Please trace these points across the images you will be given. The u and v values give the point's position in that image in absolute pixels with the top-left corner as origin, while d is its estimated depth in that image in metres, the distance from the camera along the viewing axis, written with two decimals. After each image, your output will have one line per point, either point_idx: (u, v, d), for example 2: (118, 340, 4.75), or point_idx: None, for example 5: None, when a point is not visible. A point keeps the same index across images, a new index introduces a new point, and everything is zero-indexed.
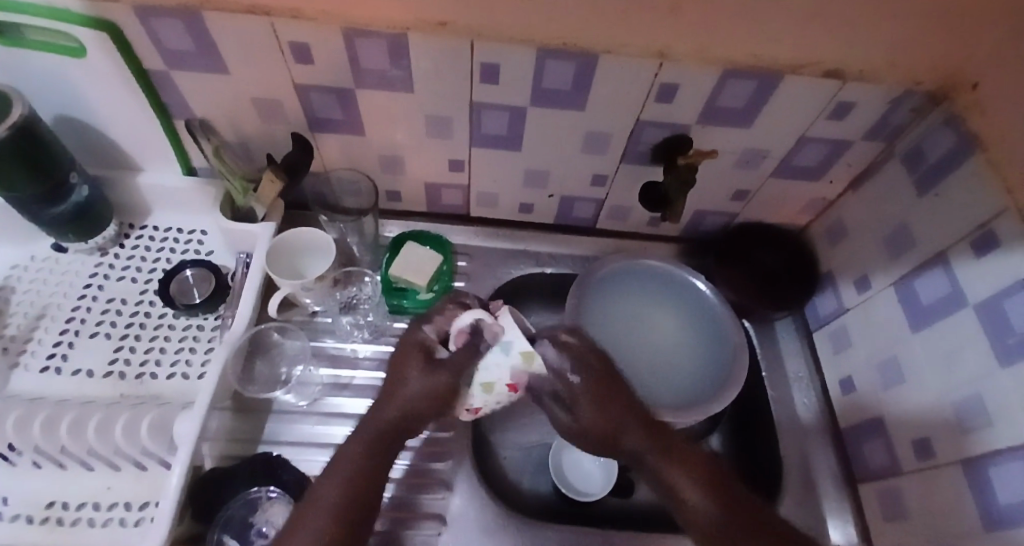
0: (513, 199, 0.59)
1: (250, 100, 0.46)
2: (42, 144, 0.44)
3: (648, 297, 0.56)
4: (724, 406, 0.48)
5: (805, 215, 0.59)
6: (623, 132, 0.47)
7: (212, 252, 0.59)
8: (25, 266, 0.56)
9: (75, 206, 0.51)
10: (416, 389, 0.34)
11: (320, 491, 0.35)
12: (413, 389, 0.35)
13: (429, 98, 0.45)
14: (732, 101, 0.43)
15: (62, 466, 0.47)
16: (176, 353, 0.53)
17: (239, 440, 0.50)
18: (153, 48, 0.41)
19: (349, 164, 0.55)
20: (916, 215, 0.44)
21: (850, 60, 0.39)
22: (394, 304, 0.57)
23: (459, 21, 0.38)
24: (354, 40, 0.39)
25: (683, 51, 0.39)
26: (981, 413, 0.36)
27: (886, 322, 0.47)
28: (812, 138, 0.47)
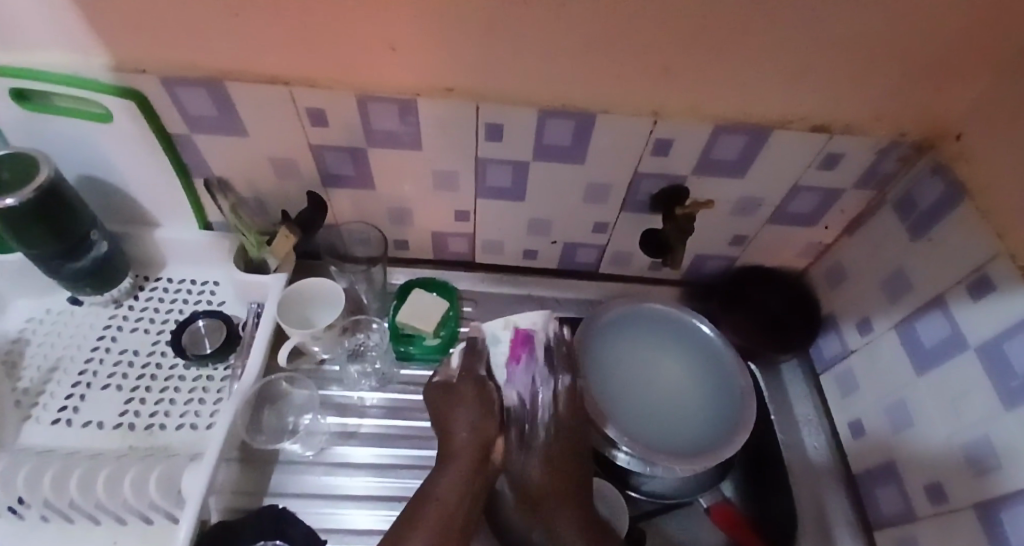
0: (517, 246, 0.60)
1: (268, 159, 0.49)
2: (64, 203, 0.46)
3: (665, 342, 0.56)
4: (735, 450, 0.47)
5: (804, 258, 0.60)
6: (623, 182, 0.49)
7: (223, 303, 0.60)
8: (40, 319, 0.58)
9: (93, 261, 0.53)
10: (466, 411, 0.47)
11: (421, 504, 0.42)
12: (463, 412, 0.47)
13: (436, 155, 0.47)
14: (725, 153, 0.45)
15: (70, 521, 0.47)
16: (185, 404, 0.53)
17: (246, 492, 0.50)
18: (178, 114, 0.44)
19: (360, 217, 0.57)
20: (911, 258, 0.45)
21: (833, 114, 0.41)
22: (402, 350, 0.58)
23: (464, 87, 0.40)
24: (367, 105, 0.42)
25: (675, 110, 0.41)
26: (989, 456, 0.36)
27: (891, 363, 0.47)
28: (805, 186, 0.49)
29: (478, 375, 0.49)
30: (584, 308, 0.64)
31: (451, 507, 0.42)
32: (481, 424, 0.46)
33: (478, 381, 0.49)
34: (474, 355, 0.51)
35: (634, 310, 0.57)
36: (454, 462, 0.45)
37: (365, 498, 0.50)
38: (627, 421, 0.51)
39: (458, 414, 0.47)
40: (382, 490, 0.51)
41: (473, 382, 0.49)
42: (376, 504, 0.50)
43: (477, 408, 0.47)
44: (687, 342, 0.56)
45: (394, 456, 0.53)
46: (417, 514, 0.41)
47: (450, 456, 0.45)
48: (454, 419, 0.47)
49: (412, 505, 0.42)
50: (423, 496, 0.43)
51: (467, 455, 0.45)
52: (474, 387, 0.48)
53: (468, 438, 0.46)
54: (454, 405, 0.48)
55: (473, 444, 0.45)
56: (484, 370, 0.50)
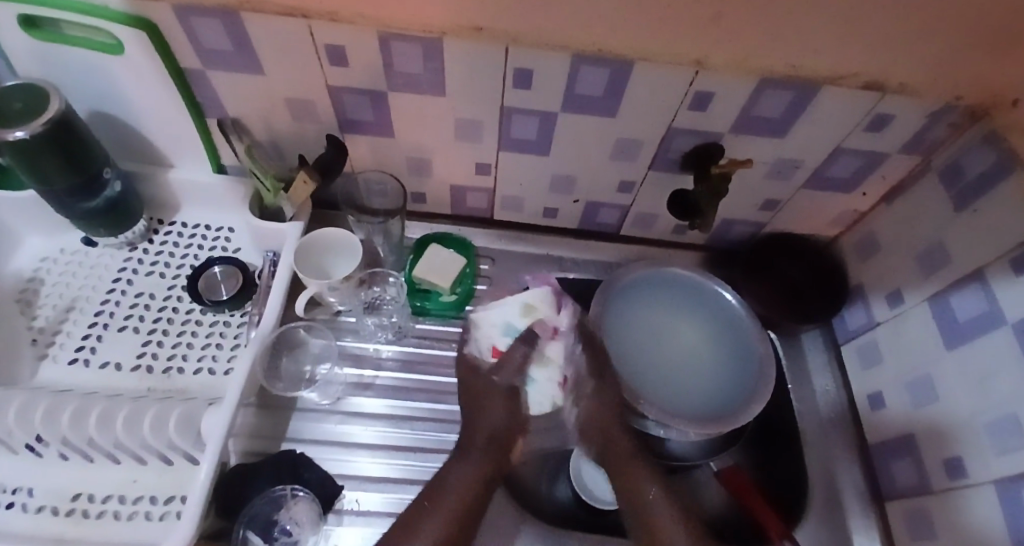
0: (538, 204, 0.59)
1: (284, 100, 0.47)
2: (76, 139, 0.45)
3: (694, 312, 0.55)
4: (748, 419, 0.47)
5: (835, 226, 0.58)
6: (654, 139, 0.47)
7: (239, 250, 0.59)
8: (54, 258, 0.57)
9: (107, 201, 0.52)
10: (495, 413, 0.49)
11: (439, 485, 0.44)
12: (493, 413, 0.49)
13: (459, 102, 0.45)
14: (767, 111, 0.43)
15: (90, 459, 0.48)
16: (203, 349, 0.53)
17: (262, 437, 0.51)
18: (191, 48, 0.42)
19: (378, 166, 0.55)
20: (953, 231, 0.43)
21: (891, 72, 0.38)
22: (417, 305, 0.58)
23: (494, 27, 0.38)
24: (390, 43, 0.39)
25: (720, 61, 0.39)
26: (1015, 435, 0.35)
27: (919, 338, 0.46)
28: (846, 150, 0.46)
29: (511, 383, 0.52)
30: (602, 269, 0.63)
31: (469, 492, 0.44)
32: (503, 424, 0.49)
33: (506, 392, 0.52)
34: (515, 355, 0.53)
35: (656, 274, 0.56)
36: (474, 451, 0.47)
37: (379, 446, 0.51)
38: (652, 391, 0.51)
39: (486, 411, 0.49)
40: (396, 440, 0.51)
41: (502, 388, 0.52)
42: (389, 454, 0.50)
43: (502, 409, 0.50)
44: (715, 314, 0.55)
45: (409, 408, 0.53)
46: (436, 492, 0.44)
47: (468, 445, 0.47)
48: (483, 413, 0.49)
49: (430, 486, 0.45)
50: (441, 476, 0.45)
51: (488, 449, 0.47)
52: (498, 396, 0.51)
53: (488, 434, 0.48)
54: (482, 409, 0.50)
55: (494, 439, 0.48)
56: (518, 379, 0.53)
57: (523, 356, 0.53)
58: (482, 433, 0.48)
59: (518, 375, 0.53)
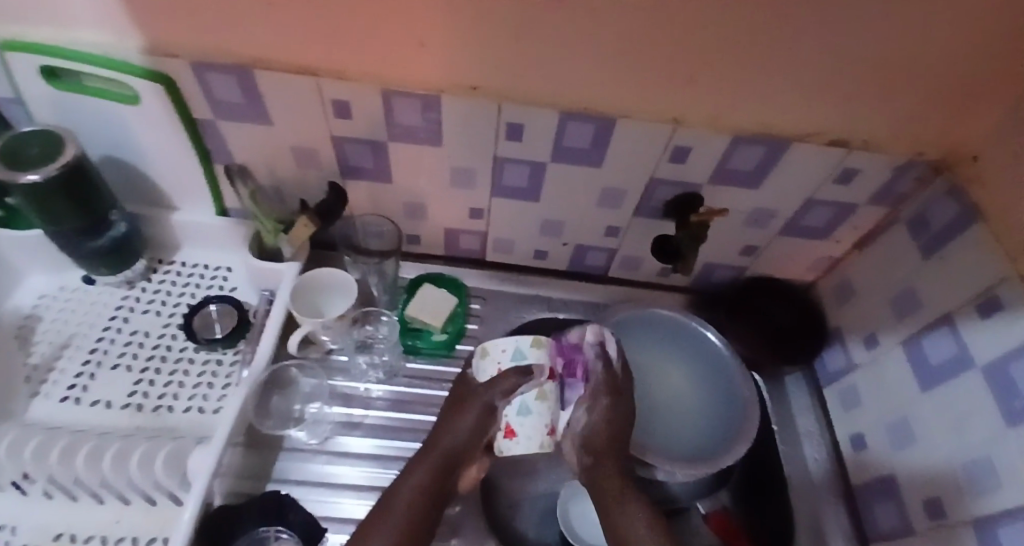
0: (529, 247, 0.61)
1: (289, 148, 0.49)
2: (87, 182, 0.47)
3: (678, 355, 0.57)
4: (733, 461, 0.47)
5: (812, 272, 0.60)
6: (639, 188, 0.50)
7: (235, 289, 0.60)
8: (53, 296, 0.58)
9: (112, 241, 0.53)
10: (467, 424, 0.44)
11: (391, 499, 0.41)
12: (464, 424, 0.44)
13: (455, 152, 0.48)
14: (741, 164, 0.46)
15: (74, 498, 0.47)
16: (194, 387, 0.53)
17: (249, 477, 0.50)
18: (204, 100, 0.44)
19: (375, 210, 0.57)
20: (921, 277, 0.45)
21: (852, 130, 0.42)
22: (409, 344, 0.58)
23: (490, 86, 0.41)
24: (392, 99, 0.42)
25: (695, 119, 0.42)
26: (989, 474, 0.36)
27: (895, 378, 0.48)
28: (818, 200, 0.49)
29: (490, 403, 0.42)
30: (590, 310, 0.65)
31: (417, 507, 0.41)
32: (470, 437, 0.44)
33: (481, 410, 0.43)
34: (507, 376, 0.42)
35: (642, 313, 0.57)
36: (427, 464, 0.44)
37: (364, 487, 0.50)
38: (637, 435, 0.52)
39: (457, 422, 0.44)
40: (381, 481, 0.51)
41: (480, 404, 0.43)
42: (375, 494, 0.50)
43: (470, 425, 0.44)
44: (702, 355, 0.56)
45: (396, 448, 0.53)
46: (383, 510, 0.40)
47: (423, 456, 0.44)
48: (454, 421, 0.44)
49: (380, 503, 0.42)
50: (390, 492, 0.42)
51: (450, 458, 0.44)
52: (475, 414, 0.43)
53: (451, 444, 0.44)
54: (453, 416, 0.44)
55: (457, 449, 0.44)
56: (501, 401, 0.43)
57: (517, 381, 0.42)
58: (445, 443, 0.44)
59: (505, 399, 0.43)
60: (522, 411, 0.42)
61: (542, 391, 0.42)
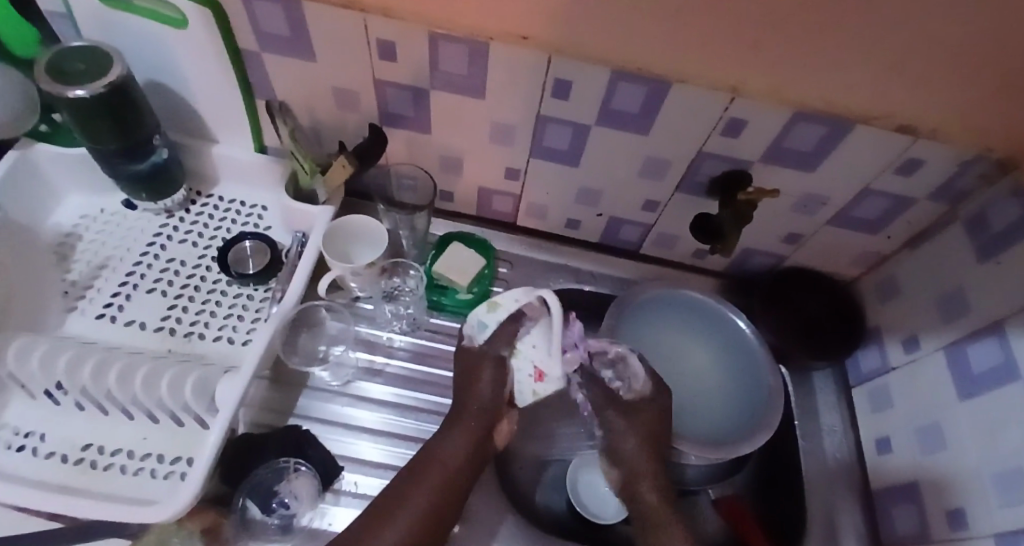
0: (562, 214, 0.60)
1: (330, 87, 0.49)
2: (131, 103, 0.47)
3: (704, 340, 0.56)
4: (753, 449, 0.47)
5: (855, 268, 0.58)
6: (684, 160, 0.48)
7: (269, 228, 0.61)
8: (94, 217, 0.60)
9: (152, 166, 0.54)
10: (490, 387, 0.42)
11: (425, 464, 0.42)
12: (488, 387, 0.42)
13: (497, 106, 0.47)
14: (799, 143, 0.43)
15: (103, 411, 0.49)
16: (224, 318, 0.55)
17: (272, 410, 0.52)
18: (251, 30, 0.44)
19: (411, 161, 0.57)
20: (976, 280, 0.43)
21: (926, 116, 0.39)
22: (433, 300, 0.59)
23: (542, 37, 0.39)
24: (438, 43, 0.41)
25: (756, 89, 0.39)
26: (1021, 489, 0.35)
27: (932, 384, 0.46)
28: (875, 191, 0.47)
29: (501, 356, 0.41)
30: (618, 285, 0.63)
31: (452, 474, 0.42)
32: (493, 399, 0.42)
33: (495, 367, 0.42)
34: (505, 329, 0.41)
35: (673, 293, 0.55)
36: (460, 427, 0.43)
37: (380, 433, 0.52)
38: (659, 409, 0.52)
39: (483, 385, 0.43)
40: (398, 429, 0.52)
41: (493, 362, 0.42)
42: (391, 440, 0.51)
43: (492, 388, 0.42)
44: (729, 341, 0.54)
45: (416, 399, 0.54)
46: (422, 469, 0.42)
47: (456, 420, 0.43)
48: (477, 382, 0.43)
49: (415, 462, 0.42)
50: (425, 454, 0.43)
51: (475, 424, 0.43)
52: (492, 371, 0.42)
53: (477, 411, 0.43)
54: (471, 379, 0.43)
55: (482, 416, 0.43)
56: (508, 352, 0.41)
57: (512, 325, 0.41)
58: (472, 408, 0.43)
59: (509, 349, 0.41)
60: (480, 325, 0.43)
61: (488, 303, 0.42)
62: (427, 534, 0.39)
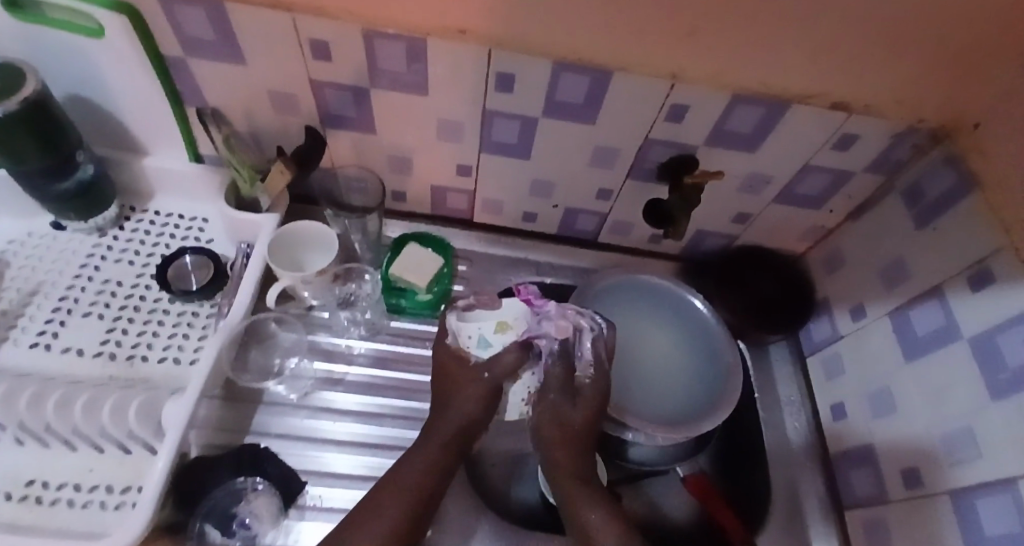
0: (518, 208, 0.59)
1: (265, 92, 0.47)
2: (53, 121, 0.44)
3: (668, 325, 0.56)
4: (713, 426, 0.48)
5: (803, 242, 0.60)
6: (632, 148, 0.48)
7: (212, 240, 0.58)
8: (22, 241, 0.56)
9: (80, 184, 0.51)
10: (473, 401, 0.44)
11: (396, 476, 0.41)
12: (471, 402, 0.44)
13: (442, 103, 0.46)
14: (740, 125, 0.44)
15: (45, 445, 0.46)
16: (169, 338, 0.52)
17: (226, 430, 0.50)
18: (173, 35, 0.41)
19: (359, 162, 0.55)
20: (914, 248, 0.44)
21: (857, 94, 0.40)
22: (392, 303, 0.57)
23: (480, 30, 0.38)
24: (374, 41, 0.39)
25: (696, 74, 0.40)
26: (970, 446, 0.36)
27: (879, 351, 0.48)
28: (815, 168, 0.48)
29: (499, 384, 0.45)
30: (578, 276, 0.63)
31: (423, 483, 0.41)
32: (476, 413, 0.44)
33: (484, 388, 0.44)
34: (508, 357, 0.44)
35: (631, 280, 0.56)
36: (432, 438, 0.44)
37: (346, 443, 0.50)
38: (625, 398, 0.52)
39: (464, 400, 0.44)
40: (363, 437, 0.51)
41: (484, 387, 0.44)
42: (356, 449, 0.50)
43: (477, 404, 0.44)
44: (687, 323, 0.55)
45: (381, 405, 0.53)
46: (393, 481, 0.41)
47: (431, 433, 0.44)
48: (458, 400, 0.44)
49: (391, 474, 0.42)
50: (398, 466, 0.42)
51: (447, 434, 0.44)
52: (478, 391, 0.44)
53: (451, 426, 0.44)
54: (451, 395, 0.45)
55: (454, 426, 0.44)
56: (507, 380, 0.45)
57: (518, 358, 0.44)
58: (444, 421, 0.44)
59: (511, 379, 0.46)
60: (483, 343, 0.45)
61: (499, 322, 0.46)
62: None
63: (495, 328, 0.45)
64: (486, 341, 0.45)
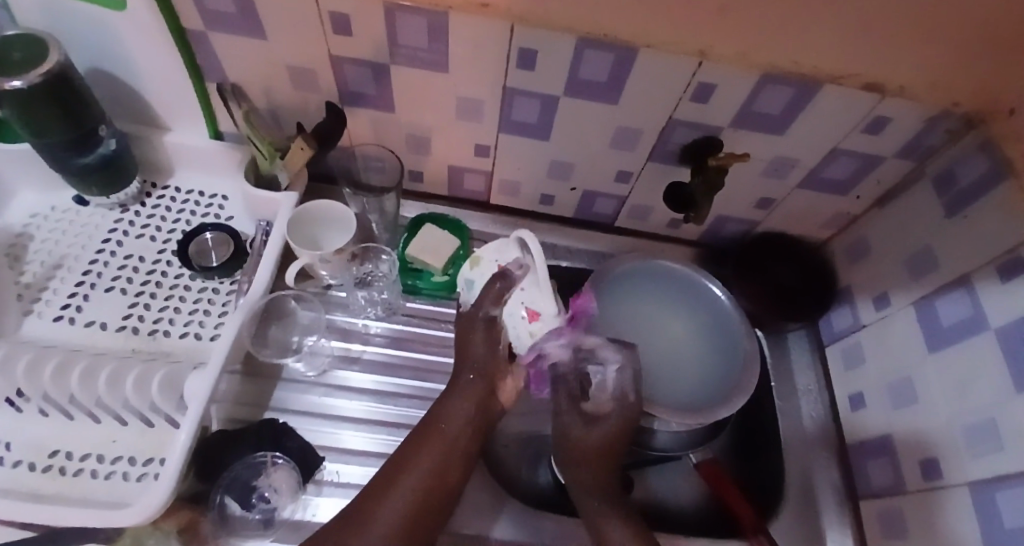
0: (535, 189, 0.59)
1: (285, 67, 0.46)
2: (74, 93, 0.44)
3: (687, 307, 0.56)
4: (730, 412, 0.47)
5: (827, 229, 0.58)
6: (655, 129, 0.47)
7: (232, 218, 0.59)
8: (44, 216, 0.57)
9: (102, 158, 0.51)
10: (483, 348, 0.43)
11: (432, 426, 0.41)
12: (481, 349, 0.43)
13: (462, 80, 0.45)
14: (768, 106, 0.43)
15: (70, 417, 0.47)
16: (190, 314, 0.53)
17: (245, 405, 0.51)
18: (193, 8, 0.41)
19: (377, 141, 0.55)
20: (943, 236, 0.43)
21: (893, 75, 0.38)
22: (409, 284, 0.58)
23: (503, 4, 0.37)
24: (395, 15, 0.39)
25: (724, 53, 0.39)
26: (993, 438, 0.36)
27: (902, 341, 0.47)
28: (844, 152, 0.47)
29: (489, 316, 0.43)
30: (595, 260, 0.63)
31: (457, 433, 0.41)
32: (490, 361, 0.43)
33: (486, 327, 0.43)
34: (491, 286, 0.42)
35: (650, 266, 0.56)
36: (459, 387, 0.43)
37: (362, 420, 0.51)
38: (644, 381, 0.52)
39: (478, 349, 0.43)
40: (378, 415, 0.51)
41: (483, 323, 0.43)
42: (371, 427, 0.51)
43: (487, 348, 0.44)
44: (708, 310, 0.55)
45: (397, 384, 0.53)
46: (427, 433, 0.41)
47: (457, 383, 0.43)
48: (469, 348, 0.44)
49: (424, 425, 0.42)
50: (432, 416, 0.42)
51: (473, 384, 0.43)
52: (485, 336, 0.43)
53: (473, 374, 0.43)
54: (466, 344, 0.44)
55: (476, 376, 0.43)
56: (497, 311, 0.43)
57: (503, 288, 0.42)
58: (466, 371, 0.43)
59: (497, 307, 0.43)
60: (468, 284, 0.47)
61: (476, 259, 0.46)
62: (436, 502, 0.38)
63: (472, 266, 0.46)
64: (471, 282, 0.46)
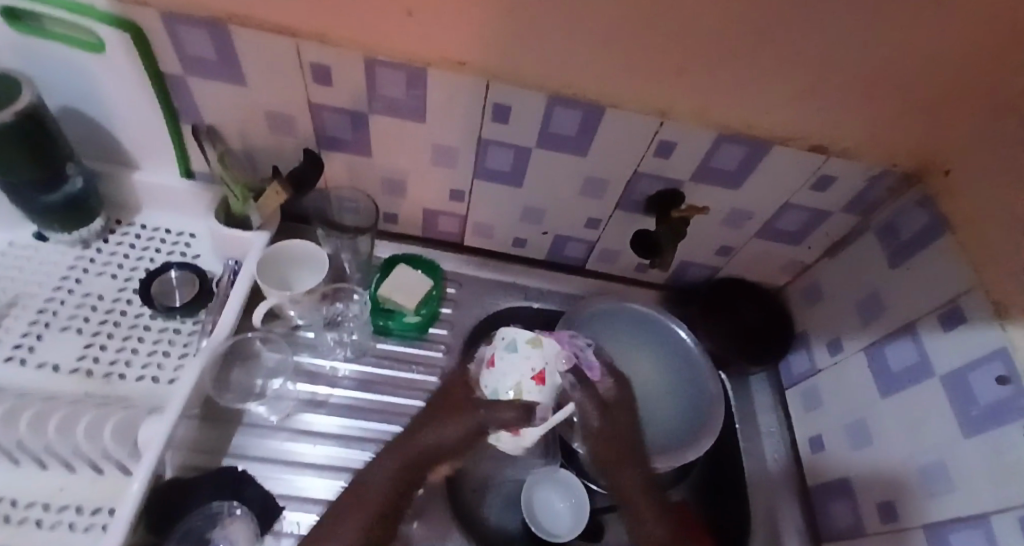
0: (508, 233, 0.60)
1: (264, 112, 0.47)
2: (46, 131, 0.44)
3: (654, 352, 0.57)
4: (698, 455, 0.49)
5: (783, 275, 0.61)
6: (621, 180, 0.50)
7: (199, 256, 0.58)
8: (0, 252, 0.55)
9: (68, 196, 0.50)
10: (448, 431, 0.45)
11: (363, 485, 0.42)
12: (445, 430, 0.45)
13: (437, 130, 0.47)
14: (724, 163, 0.46)
15: (16, 463, 0.44)
16: (149, 354, 0.51)
17: (203, 451, 0.49)
18: (174, 53, 0.42)
19: (352, 184, 0.56)
20: (889, 285, 0.46)
21: (834, 137, 0.42)
22: (380, 325, 0.58)
23: (479, 63, 0.39)
24: (375, 69, 0.41)
25: (683, 113, 0.42)
26: (944, 478, 0.38)
27: (856, 383, 0.49)
28: (794, 205, 0.50)
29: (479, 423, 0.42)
30: (566, 302, 0.64)
31: (386, 499, 0.42)
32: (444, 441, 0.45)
33: (471, 426, 0.43)
34: (507, 412, 0.40)
35: (619, 307, 0.57)
36: (401, 453, 0.44)
37: (325, 467, 0.49)
38: None
39: (439, 428, 0.45)
40: (344, 461, 0.50)
41: (470, 421, 0.43)
42: (337, 474, 0.49)
43: (452, 431, 0.45)
44: (673, 350, 0.56)
45: (364, 429, 0.52)
46: (358, 496, 0.42)
47: (401, 448, 0.45)
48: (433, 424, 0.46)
49: (356, 484, 0.43)
50: (366, 474, 0.43)
51: (414, 453, 0.45)
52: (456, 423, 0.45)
53: (418, 446, 0.45)
54: (434, 417, 0.46)
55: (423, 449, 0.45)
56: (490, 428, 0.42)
57: (514, 417, 0.40)
58: (415, 442, 0.45)
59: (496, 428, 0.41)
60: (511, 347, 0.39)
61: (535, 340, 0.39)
62: None
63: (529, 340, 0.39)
64: (512, 346, 0.39)
